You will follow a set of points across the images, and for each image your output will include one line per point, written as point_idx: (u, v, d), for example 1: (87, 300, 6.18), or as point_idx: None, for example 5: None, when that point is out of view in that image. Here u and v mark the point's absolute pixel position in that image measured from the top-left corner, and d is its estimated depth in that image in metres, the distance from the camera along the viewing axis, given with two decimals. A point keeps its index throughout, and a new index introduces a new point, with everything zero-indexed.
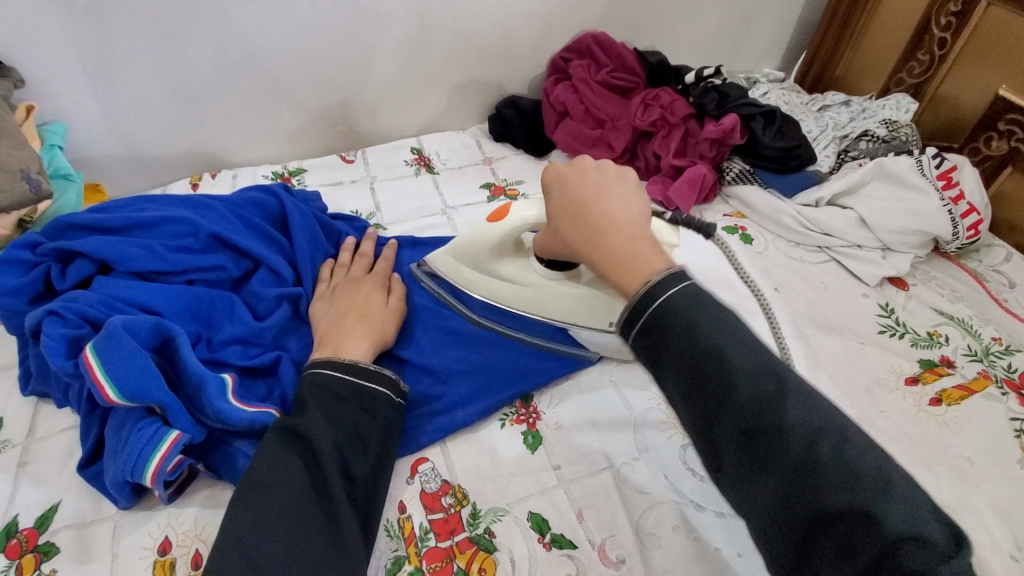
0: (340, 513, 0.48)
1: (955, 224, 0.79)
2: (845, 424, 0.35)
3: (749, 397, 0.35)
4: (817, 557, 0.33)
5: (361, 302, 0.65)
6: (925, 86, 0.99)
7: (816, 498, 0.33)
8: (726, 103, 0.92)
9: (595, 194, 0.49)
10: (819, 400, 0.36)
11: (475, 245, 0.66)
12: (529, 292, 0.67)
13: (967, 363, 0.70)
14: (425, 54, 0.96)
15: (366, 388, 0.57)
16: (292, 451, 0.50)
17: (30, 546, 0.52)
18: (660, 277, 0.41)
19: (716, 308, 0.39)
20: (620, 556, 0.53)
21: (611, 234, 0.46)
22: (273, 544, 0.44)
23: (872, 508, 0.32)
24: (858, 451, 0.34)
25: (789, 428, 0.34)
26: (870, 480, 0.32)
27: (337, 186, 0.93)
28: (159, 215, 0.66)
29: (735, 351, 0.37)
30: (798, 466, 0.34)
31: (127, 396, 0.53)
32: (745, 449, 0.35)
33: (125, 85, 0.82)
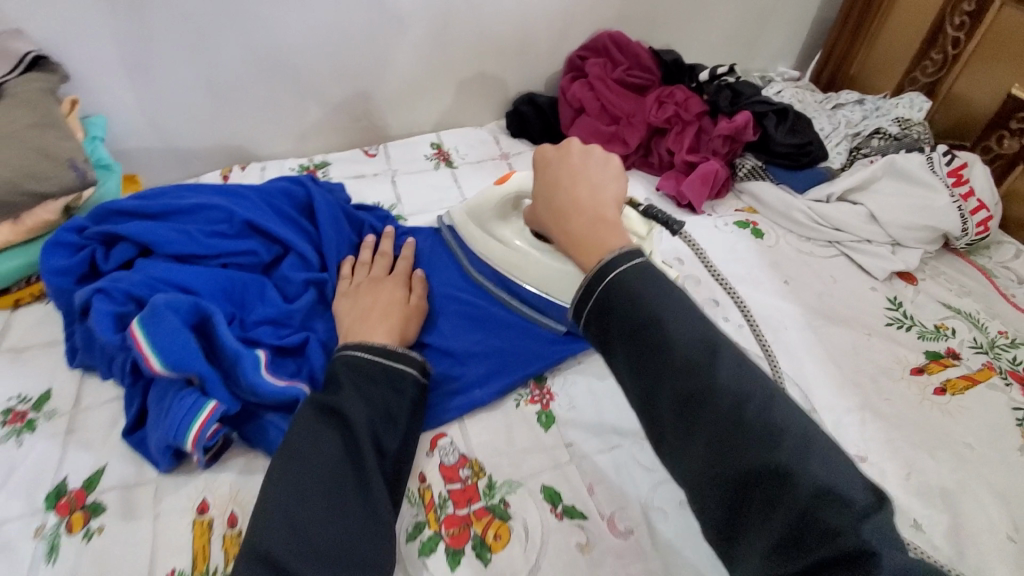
0: (372, 482, 0.51)
1: (965, 220, 0.80)
2: (774, 391, 0.36)
3: (683, 365, 0.37)
4: (746, 521, 0.34)
5: (384, 301, 0.67)
6: (939, 86, 1.00)
7: (740, 461, 0.34)
8: (739, 101, 0.94)
9: (569, 180, 0.51)
10: (751, 368, 0.37)
11: (480, 205, 0.73)
12: (515, 257, 0.70)
13: (973, 355, 0.72)
14: (446, 53, 1.00)
15: (395, 367, 0.60)
16: (327, 423, 0.53)
17: (79, 504, 0.56)
18: (611, 257, 0.43)
19: (657, 282, 0.41)
20: (629, 526, 0.56)
21: (573, 218, 0.49)
22: (311, 507, 0.48)
23: (792, 466, 0.33)
24: (782, 414, 0.35)
25: (718, 393, 0.36)
26: (792, 442, 0.33)
27: (360, 178, 0.96)
28: (196, 202, 0.70)
29: (673, 321, 0.38)
30: (727, 430, 0.35)
31: (169, 367, 0.57)
32: (681, 415, 0.37)
33: (162, 80, 0.86)
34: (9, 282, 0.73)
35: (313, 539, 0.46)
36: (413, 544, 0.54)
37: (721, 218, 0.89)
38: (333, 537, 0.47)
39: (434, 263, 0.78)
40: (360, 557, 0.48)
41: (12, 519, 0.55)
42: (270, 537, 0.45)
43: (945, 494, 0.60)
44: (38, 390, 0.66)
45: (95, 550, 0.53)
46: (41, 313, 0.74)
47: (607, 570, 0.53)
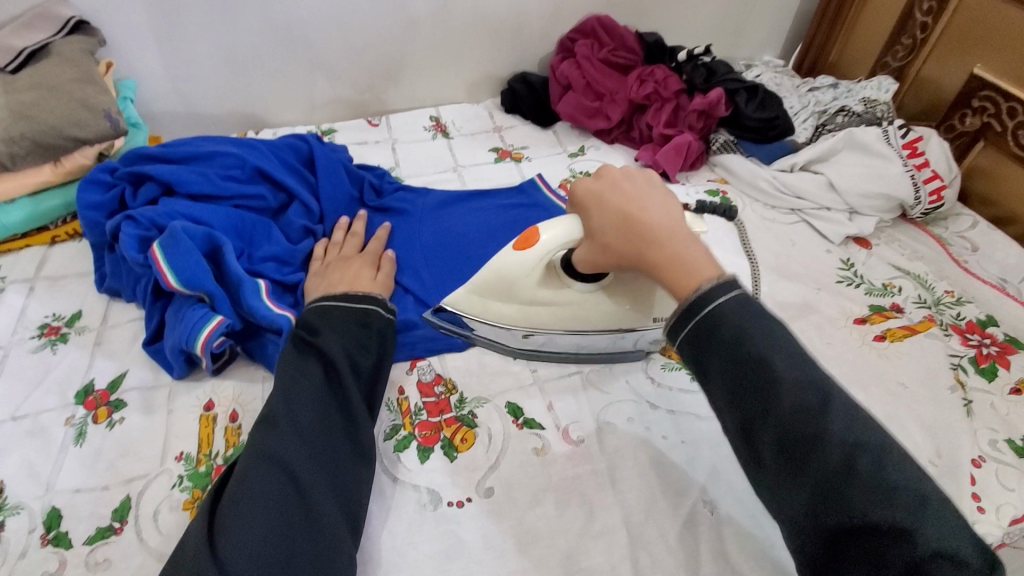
0: (348, 394, 0.58)
1: (917, 189, 0.87)
2: (890, 444, 0.39)
3: (795, 410, 0.40)
4: (848, 559, 0.39)
5: (351, 277, 0.71)
6: (908, 69, 1.06)
7: (850, 511, 0.38)
8: (713, 79, 1.01)
9: (639, 209, 0.52)
10: (864, 418, 0.40)
11: (509, 276, 0.64)
12: (569, 309, 0.65)
13: (915, 309, 0.78)
14: (446, 32, 1.08)
15: (360, 308, 0.67)
16: (304, 354, 0.61)
17: (104, 400, 0.65)
18: (711, 285, 0.45)
19: (760, 320, 0.43)
20: (580, 436, 0.63)
21: (664, 242, 0.50)
22: (299, 419, 0.55)
23: (906, 525, 0.36)
24: (901, 472, 0.38)
25: (832, 442, 0.39)
26: (907, 500, 0.37)
27: (363, 145, 1.05)
28: (214, 150, 0.79)
29: (783, 362, 0.41)
30: (838, 480, 0.39)
31: (183, 283, 0.65)
32: (786, 456, 0.40)
33: (187, 49, 0.96)
34: (49, 220, 0.82)
35: (303, 445, 0.53)
36: (389, 442, 0.62)
37: (693, 187, 0.96)
38: (321, 447, 0.54)
39: (405, 226, 0.85)
40: (343, 464, 0.54)
41: (46, 410, 0.64)
42: (263, 443, 0.53)
43: None
44: (70, 310, 0.75)
45: (116, 436, 0.61)
46: (75, 249, 0.83)
47: (559, 469, 0.60)
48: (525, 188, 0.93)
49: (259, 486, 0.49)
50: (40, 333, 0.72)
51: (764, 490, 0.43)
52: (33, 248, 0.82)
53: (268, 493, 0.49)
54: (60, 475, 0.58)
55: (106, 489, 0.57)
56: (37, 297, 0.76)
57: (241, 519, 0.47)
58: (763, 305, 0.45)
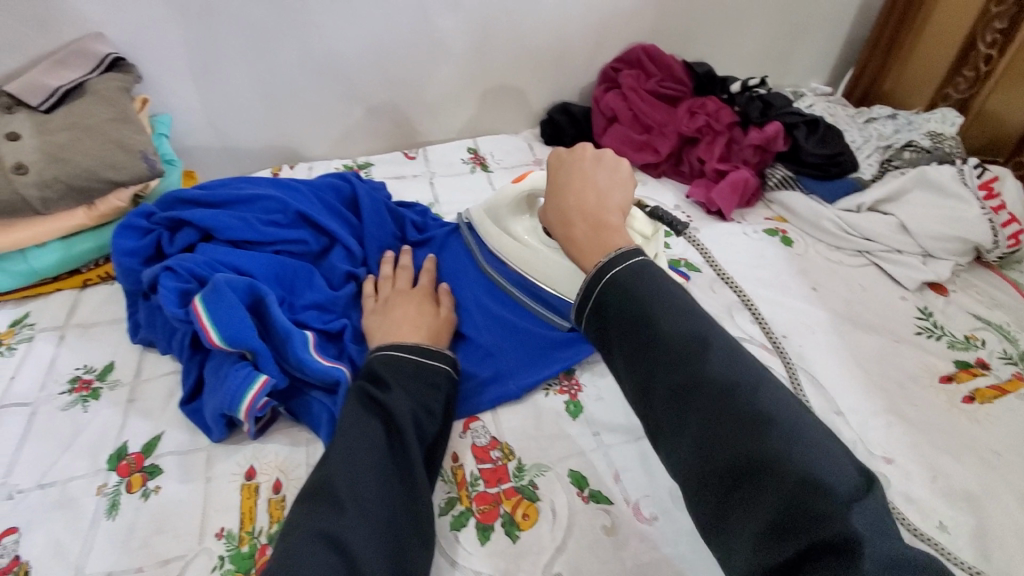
0: (414, 467, 0.53)
1: (995, 232, 0.81)
2: (765, 380, 0.38)
3: (673, 355, 0.39)
4: (736, 514, 0.34)
5: (413, 314, 0.68)
6: (971, 101, 1.01)
7: (727, 450, 0.35)
8: (770, 112, 0.97)
9: (575, 190, 0.53)
10: (742, 359, 0.39)
11: (497, 201, 0.75)
12: (525, 251, 0.72)
13: (1003, 366, 0.72)
14: (486, 63, 1.05)
15: (430, 365, 0.61)
16: (371, 414, 0.54)
17: (138, 466, 0.60)
18: (612, 258, 0.45)
19: (652, 278, 0.43)
20: (653, 513, 0.57)
21: (579, 224, 0.51)
22: (366, 493, 0.48)
23: (777, 453, 0.34)
24: (773, 403, 0.36)
25: (707, 382, 0.37)
26: (777, 428, 0.35)
27: (400, 179, 1.01)
28: (254, 193, 0.76)
29: (665, 315, 0.41)
30: (716, 419, 0.36)
31: (227, 340, 0.61)
32: (676, 407, 0.38)
33: (223, 82, 0.93)
34: (81, 263, 0.80)
35: (370, 526, 0.47)
36: (445, 518, 0.57)
37: (751, 225, 0.90)
38: (387, 528, 0.48)
39: (453, 259, 0.81)
40: (403, 545, 0.48)
41: (76, 476, 0.60)
42: (324, 519, 0.46)
43: (973, 500, 0.60)
44: (101, 362, 0.71)
45: (151, 507, 0.57)
46: (107, 292, 0.80)
47: (632, 553, 0.55)
48: None
49: (320, 567, 0.42)
50: (70, 387, 0.68)
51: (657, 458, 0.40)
52: (64, 292, 0.80)
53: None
54: (91, 554, 0.54)
55: (141, 571, 0.53)
56: (67, 346, 0.73)
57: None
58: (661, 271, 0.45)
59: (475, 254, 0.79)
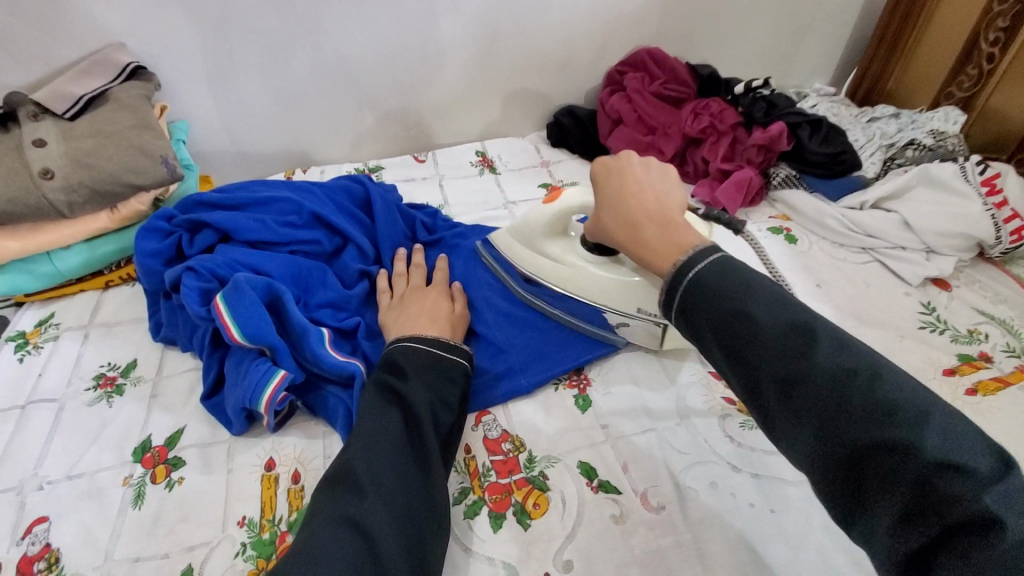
0: (430, 455, 0.55)
1: (998, 228, 0.82)
2: (881, 367, 0.39)
3: (779, 351, 0.41)
4: (870, 498, 0.37)
5: (429, 308, 0.70)
6: (975, 99, 1.02)
7: (851, 439, 0.37)
8: (774, 112, 0.98)
9: (635, 195, 0.58)
10: (853, 348, 0.40)
11: (530, 223, 0.72)
12: (568, 271, 0.71)
13: (1006, 359, 0.73)
14: (493, 67, 1.07)
15: (447, 358, 0.64)
16: (390, 405, 0.57)
17: (162, 458, 0.63)
18: (691, 258, 0.48)
19: (745, 277, 0.45)
20: (660, 502, 0.59)
21: (648, 226, 0.55)
22: (381, 477, 0.50)
23: (906, 438, 0.35)
24: (891, 388, 0.37)
25: (820, 374, 0.39)
26: (904, 415, 0.36)
27: (410, 182, 1.04)
28: (270, 195, 0.78)
29: (765, 313, 0.43)
30: (834, 411, 0.38)
31: (247, 337, 0.64)
32: (789, 400, 0.40)
33: (238, 88, 0.96)
34: (104, 265, 0.83)
35: (385, 509, 0.49)
36: (459, 506, 0.59)
37: (755, 224, 0.92)
38: (402, 511, 0.50)
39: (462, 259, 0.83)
40: (419, 529, 0.50)
41: (103, 468, 0.62)
42: (344, 503, 0.48)
43: None
44: (125, 360, 0.74)
45: (176, 497, 0.59)
46: (128, 292, 0.83)
47: (639, 541, 0.56)
48: None
49: (339, 547, 0.44)
50: (95, 384, 0.71)
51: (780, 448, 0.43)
52: (88, 292, 0.83)
53: (345, 553, 0.44)
54: (119, 542, 0.56)
55: (167, 557, 0.55)
56: (91, 345, 0.75)
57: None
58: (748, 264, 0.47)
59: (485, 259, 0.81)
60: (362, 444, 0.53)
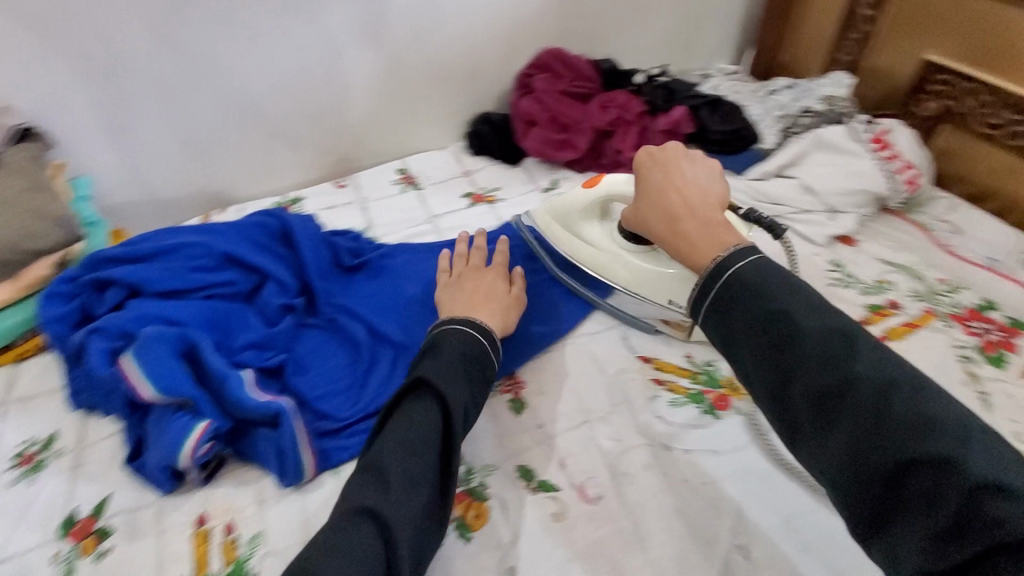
0: (454, 451, 0.53)
1: (892, 179, 0.87)
2: (923, 380, 0.40)
3: (816, 356, 0.42)
4: (904, 512, 0.38)
5: (487, 288, 0.72)
6: (862, 61, 1.07)
7: (891, 451, 0.38)
8: (674, 98, 1.04)
9: (676, 189, 0.60)
10: (892, 359, 0.41)
11: (571, 206, 0.81)
12: (602, 256, 0.77)
13: (912, 303, 0.76)
14: (401, 84, 1.07)
15: (482, 348, 0.63)
16: (426, 394, 0.55)
17: (90, 530, 0.61)
18: (729, 254, 0.49)
19: (784, 280, 0.46)
20: (598, 493, 0.60)
21: (687, 221, 0.57)
22: (409, 471, 0.49)
23: (949, 455, 0.36)
24: (935, 404, 0.38)
25: (860, 382, 0.40)
26: (947, 430, 0.37)
27: (332, 208, 1.02)
28: (178, 241, 0.76)
29: (804, 317, 0.44)
30: (874, 421, 0.39)
31: (162, 392, 0.62)
32: (823, 408, 0.41)
33: (142, 136, 0.94)
34: (16, 336, 0.79)
35: (408, 503, 0.48)
36: None
37: None
38: (422, 505, 0.49)
39: (391, 281, 0.86)
40: (427, 530, 0.50)
41: (28, 549, 0.60)
42: (365, 491, 0.48)
43: None
44: (45, 433, 0.70)
45: (108, 568, 0.57)
46: (42, 361, 0.79)
47: (579, 534, 0.57)
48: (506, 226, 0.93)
49: (362, 545, 0.44)
50: (15, 463, 0.68)
51: (802, 455, 0.44)
52: None
53: (363, 548, 0.44)
54: None
55: None
56: (7, 423, 0.72)
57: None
58: (786, 271, 0.48)
59: (527, 242, 0.87)
60: (396, 436, 0.51)
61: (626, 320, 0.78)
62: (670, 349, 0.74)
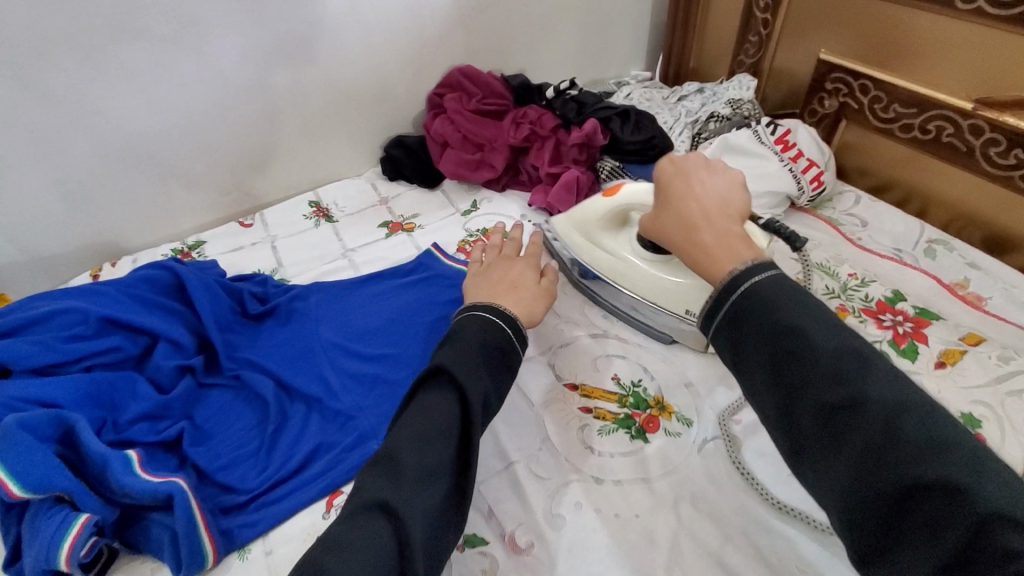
0: (472, 442, 0.52)
1: (798, 179, 0.89)
2: (936, 404, 0.38)
3: (827, 372, 0.40)
4: (906, 540, 0.36)
5: (515, 278, 0.72)
6: (762, 63, 1.10)
7: (899, 475, 0.36)
8: (585, 111, 1.02)
9: (695, 197, 0.57)
10: (906, 381, 0.39)
11: (590, 215, 0.79)
12: (621, 265, 0.76)
13: (827, 302, 0.77)
14: (306, 113, 1.01)
15: (504, 331, 0.62)
16: (442, 385, 0.54)
17: None
18: (746, 267, 0.47)
19: (797, 293, 0.45)
20: (529, 540, 0.57)
21: (704, 228, 0.53)
22: (425, 462, 0.49)
23: (960, 483, 0.34)
24: (950, 431, 0.36)
25: (872, 402, 0.38)
26: (959, 457, 0.35)
27: (238, 251, 0.95)
28: (48, 308, 0.67)
29: (817, 333, 0.42)
30: (884, 442, 0.37)
31: (32, 489, 0.54)
32: (831, 426, 0.39)
33: (10, 189, 0.84)
34: None
35: (423, 494, 0.47)
36: None
37: None
38: (439, 497, 0.48)
39: (303, 325, 0.80)
40: (445, 526, 0.48)
41: None
42: (379, 481, 0.47)
43: None
44: None
45: None
46: None
47: None
48: (422, 261, 0.88)
49: (373, 539, 0.44)
50: None
51: (803, 475, 0.42)
52: None
53: (377, 543, 0.44)
54: None
55: None
56: None
57: (344, 569, 0.41)
58: (800, 286, 0.46)
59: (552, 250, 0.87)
60: (411, 427, 0.51)
61: (553, 345, 0.75)
62: (597, 371, 0.72)
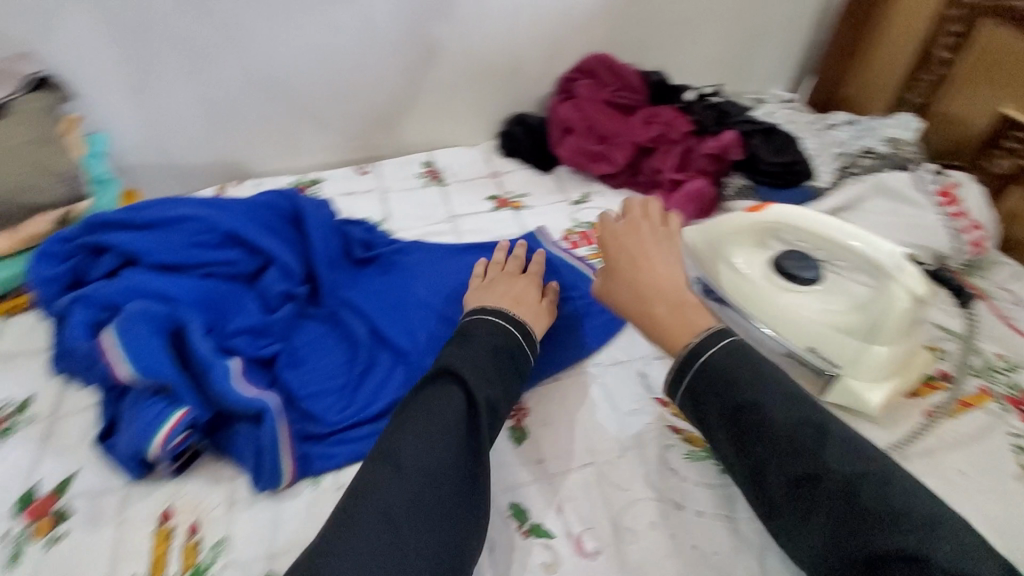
0: (482, 445, 0.52)
1: (958, 238, 0.79)
2: (885, 469, 0.43)
3: (787, 445, 0.45)
4: None
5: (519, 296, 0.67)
6: (929, 107, 1.00)
7: (865, 542, 0.40)
8: (725, 121, 0.98)
9: (649, 267, 0.59)
10: (853, 445, 0.44)
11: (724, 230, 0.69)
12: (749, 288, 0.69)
13: (966, 378, 0.69)
14: (438, 75, 1.02)
15: (516, 339, 0.60)
16: (449, 385, 0.53)
17: (48, 509, 0.57)
18: (699, 339, 0.51)
19: (753, 365, 0.49)
20: (596, 547, 0.54)
21: (659, 302, 0.56)
22: (426, 463, 0.48)
23: (917, 548, 0.38)
24: (899, 495, 0.41)
25: (827, 473, 0.43)
26: (912, 523, 0.39)
27: (351, 195, 0.98)
28: (180, 213, 0.71)
29: (772, 408, 0.46)
30: (843, 510, 0.42)
31: (141, 373, 0.58)
32: (798, 495, 0.44)
33: (164, 97, 0.90)
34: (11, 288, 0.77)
35: (422, 495, 0.47)
36: None
37: None
38: (444, 495, 0.48)
39: (401, 279, 0.80)
40: (456, 522, 0.48)
41: None
42: (378, 480, 0.47)
43: None
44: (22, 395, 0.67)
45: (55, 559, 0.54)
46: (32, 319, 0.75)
47: None
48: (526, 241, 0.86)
49: (369, 537, 0.43)
50: None
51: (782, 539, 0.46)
52: None
53: (371, 543, 0.43)
54: None
55: None
56: None
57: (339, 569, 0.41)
58: (757, 356, 0.50)
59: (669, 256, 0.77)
60: (407, 426, 0.50)
61: (649, 353, 0.71)
62: None
